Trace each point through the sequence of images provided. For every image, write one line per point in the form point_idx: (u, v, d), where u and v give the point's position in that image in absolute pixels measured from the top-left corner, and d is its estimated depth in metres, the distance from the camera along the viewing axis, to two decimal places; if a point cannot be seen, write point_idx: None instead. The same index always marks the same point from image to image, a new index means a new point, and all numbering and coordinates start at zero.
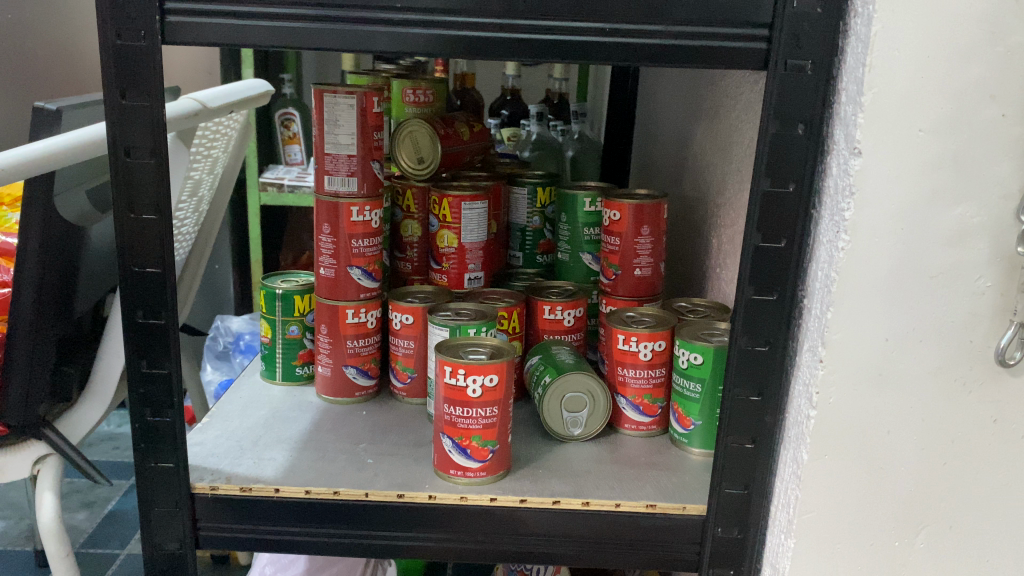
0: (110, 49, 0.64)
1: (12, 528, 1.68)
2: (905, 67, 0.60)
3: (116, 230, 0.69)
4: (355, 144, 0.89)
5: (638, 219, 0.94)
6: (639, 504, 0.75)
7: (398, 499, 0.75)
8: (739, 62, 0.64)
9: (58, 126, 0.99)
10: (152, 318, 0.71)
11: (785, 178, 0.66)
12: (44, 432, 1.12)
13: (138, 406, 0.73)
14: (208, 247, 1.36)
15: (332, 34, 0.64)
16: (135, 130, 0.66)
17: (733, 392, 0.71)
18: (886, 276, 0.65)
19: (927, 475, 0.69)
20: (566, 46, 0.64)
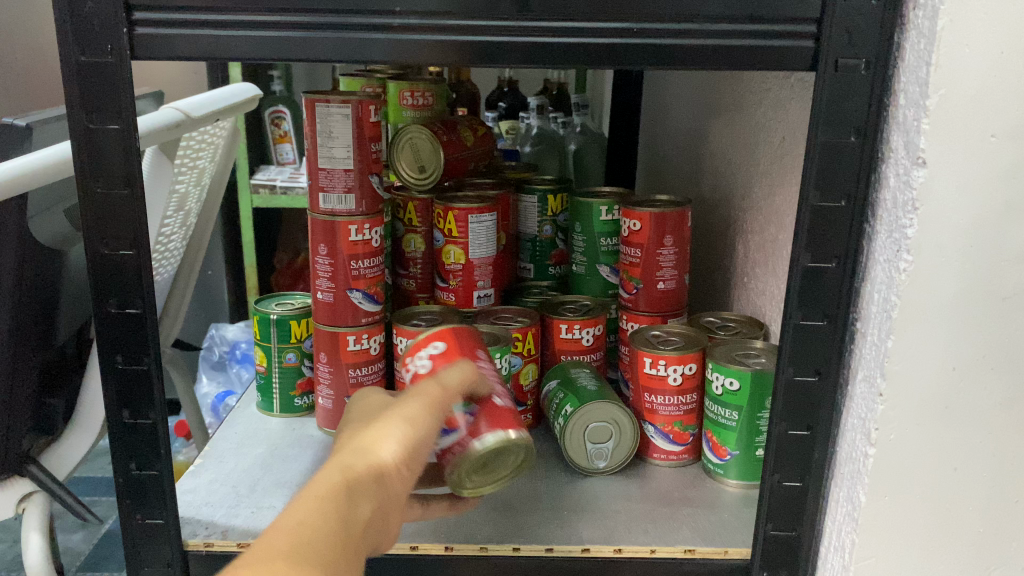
0: (73, 66, 0.56)
1: (5, 552, 1.60)
2: (976, 65, 0.53)
3: (88, 269, 0.61)
4: (352, 157, 0.82)
5: (661, 229, 0.87)
6: (677, 549, 0.70)
7: (411, 551, 0.70)
8: (784, 63, 0.57)
9: (29, 143, 0.92)
10: (133, 364, 0.64)
11: (836, 192, 0.59)
12: (26, 467, 1.05)
13: (122, 460, 0.66)
14: (197, 262, 1.29)
15: (326, 42, 0.56)
16: (104, 157, 0.59)
17: (779, 427, 0.64)
18: (953, 299, 0.58)
19: (999, 514, 0.62)
20: (589, 49, 0.57)
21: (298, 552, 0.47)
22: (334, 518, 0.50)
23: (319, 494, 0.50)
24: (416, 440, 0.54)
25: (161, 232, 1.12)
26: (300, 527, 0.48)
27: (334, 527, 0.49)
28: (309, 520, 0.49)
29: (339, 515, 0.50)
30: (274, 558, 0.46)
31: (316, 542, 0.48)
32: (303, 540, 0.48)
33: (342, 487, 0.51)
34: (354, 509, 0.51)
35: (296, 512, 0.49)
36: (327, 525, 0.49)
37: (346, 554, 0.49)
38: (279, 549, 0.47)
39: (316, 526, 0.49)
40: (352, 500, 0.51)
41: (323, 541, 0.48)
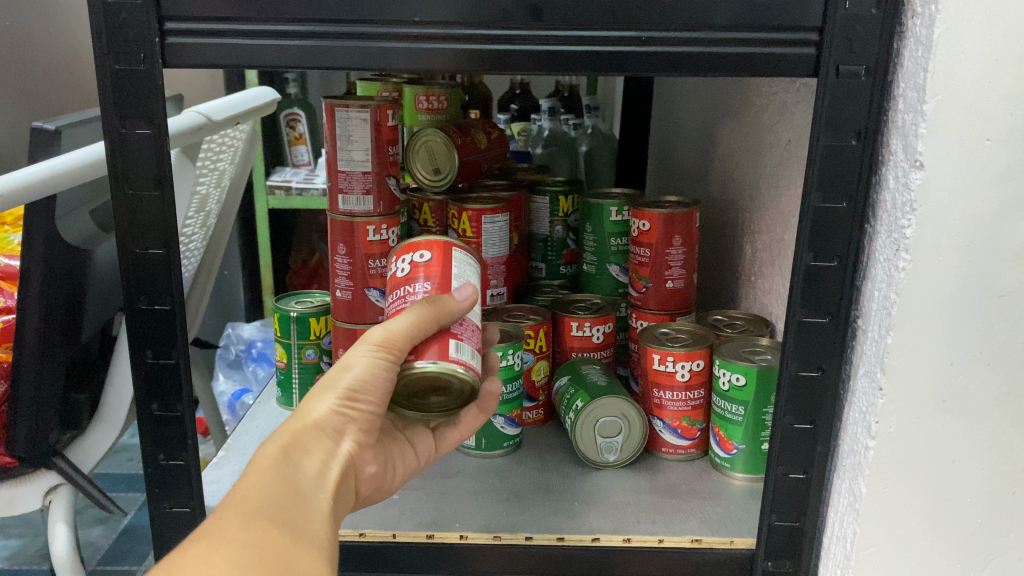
0: (108, 74, 0.59)
1: (27, 545, 1.63)
2: (971, 72, 0.55)
3: (121, 267, 0.64)
4: (370, 160, 0.85)
5: (669, 229, 0.89)
6: (684, 539, 0.72)
7: (428, 539, 0.73)
8: (787, 69, 0.59)
9: (57, 147, 0.95)
10: (161, 358, 0.66)
11: (838, 193, 0.61)
12: (53, 461, 1.08)
13: (151, 450, 0.69)
14: (216, 262, 1.32)
15: (348, 51, 0.59)
16: (136, 160, 0.62)
17: (783, 421, 0.66)
18: (951, 298, 0.60)
19: (995, 505, 0.64)
20: (599, 57, 0.59)
21: (249, 512, 0.52)
22: (280, 476, 0.56)
23: (262, 459, 0.56)
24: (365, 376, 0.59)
25: (182, 232, 1.15)
26: (247, 494, 0.53)
27: (283, 485, 0.55)
28: (260, 484, 0.54)
29: (286, 470, 0.56)
30: (225, 518, 0.51)
31: (267, 504, 0.53)
32: (256, 501, 0.53)
33: (282, 453, 0.57)
34: (297, 463, 0.58)
35: (245, 483, 0.54)
36: (275, 488, 0.55)
37: (302, 508, 0.55)
38: (233, 514, 0.51)
39: (263, 491, 0.54)
40: (292, 456, 0.58)
41: (272, 500, 0.54)
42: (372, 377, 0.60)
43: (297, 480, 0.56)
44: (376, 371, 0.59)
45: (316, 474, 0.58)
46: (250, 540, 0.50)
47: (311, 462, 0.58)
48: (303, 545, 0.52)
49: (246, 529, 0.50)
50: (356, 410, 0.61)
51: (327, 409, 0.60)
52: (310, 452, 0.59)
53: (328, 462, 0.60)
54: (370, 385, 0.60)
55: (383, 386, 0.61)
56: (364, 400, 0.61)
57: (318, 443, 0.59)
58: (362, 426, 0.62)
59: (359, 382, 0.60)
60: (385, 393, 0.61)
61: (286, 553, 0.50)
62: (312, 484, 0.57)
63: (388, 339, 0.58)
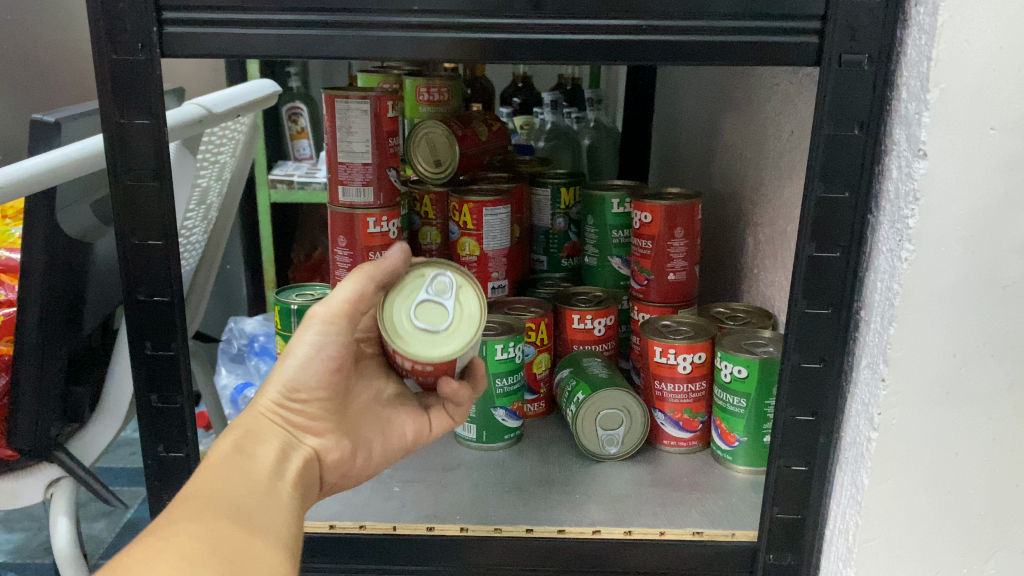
0: (105, 63, 0.59)
1: (31, 539, 1.63)
2: (975, 60, 0.55)
3: (119, 259, 0.64)
4: (371, 152, 0.84)
5: (671, 221, 0.89)
6: (686, 532, 0.72)
7: (428, 532, 0.73)
8: (789, 58, 0.59)
9: (57, 139, 0.95)
10: (160, 350, 0.66)
11: (841, 183, 0.61)
12: (56, 454, 1.07)
13: (150, 443, 0.68)
14: (218, 255, 1.32)
15: (347, 40, 0.59)
16: (135, 151, 0.61)
17: (785, 413, 0.66)
18: (954, 289, 0.59)
19: (998, 497, 0.64)
20: (600, 46, 0.58)
21: (203, 505, 0.52)
22: (233, 470, 0.57)
23: (215, 453, 0.59)
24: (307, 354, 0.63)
25: (184, 225, 1.15)
26: (202, 488, 0.53)
27: (235, 479, 0.56)
28: (214, 479, 0.55)
29: (239, 461, 0.58)
30: (177, 515, 0.50)
31: (222, 499, 0.53)
32: (210, 496, 0.53)
33: (234, 448, 0.60)
34: (251, 454, 0.60)
35: (201, 480, 0.55)
36: (231, 485, 0.55)
37: (257, 502, 0.55)
38: (186, 509, 0.51)
39: (216, 485, 0.54)
40: (246, 449, 0.60)
41: (224, 495, 0.54)
42: (310, 360, 0.63)
43: (251, 469, 0.58)
44: (317, 351, 0.63)
45: (271, 462, 0.60)
46: (201, 529, 0.49)
47: (267, 453, 0.61)
48: (257, 532, 0.52)
49: (199, 521, 0.50)
50: (303, 398, 0.64)
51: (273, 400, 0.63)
52: (263, 444, 0.61)
53: (284, 451, 0.62)
54: (309, 370, 0.63)
55: (324, 365, 0.63)
56: (305, 385, 0.63)
57: (271, 434, 0.62)
58: (312, 412, 0.64)
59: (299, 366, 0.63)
60: (326, 375, 0.64)
61: (240, 540, 0.50)
62: (265, 470, 0.59)
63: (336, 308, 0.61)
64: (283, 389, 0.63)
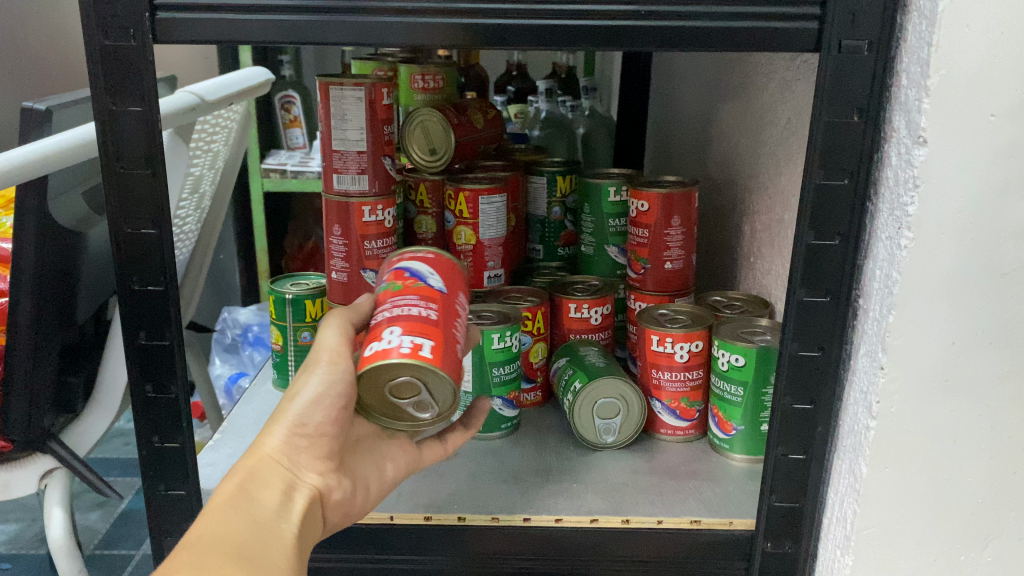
0: (96, 50, 0.58)
1: (25, 530, 1.62)
2: (974, 47, 0.54)
3: (113, 248, 0.63)
4: (366, 140, 0.84)
5: (668, 209, 0.89)
6: (683, 520, 0.72)
7: (425, 521, 0.72)
8: (787, 44, 0.58)
9: (49, 127, 0.94)
10: (155, 340, 0.65)
11: (840, 170, 0.60)
12: (49, 445, 1.07)
13: (145, 433, 0.68)
14: (211, 245, 1.31)
15: (342, 26, 0.58)
16: (127, 139, 0.60)
17: (783, 401, 0.66)
18: (953, 276, 0.59)
19: (995, 484, 0.64)
20: (598, 31, 0.58)
21: (204, 549, 0.53)
22: (236, 512, 0.57)
23: (219, 495, 0.58)
24: (314, 399, 0.60)
25: (177, 214, 1.14)
26: (204, 532, 0.55)
27: (238, 519, 0.57)
28: (217, 521, 0.56)
29: (243, 505, 0.58)
30: (181, 560, 0.52)
31: (224, 541, 0.55)
32: (213, 539, 0.54)
33: (238, 488, 0.59)
34: (255, 498, 0.59)
35: (204, 521, 0.56)
36: (234, 526, 0.56)
37: (259, 542, 0.56)
38: (189, 551, 0.53)
39: (220, 528, 0.55)
40: (250, 491, 0.59)
41: (227, 537, 0.55)
42: (320, 402, 0.60)
43: (254, 514, 0.58)
44: (323, 396, 0.60)
45: (274, 505, 0.59)
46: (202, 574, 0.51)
47: (271, 495, 0.60)
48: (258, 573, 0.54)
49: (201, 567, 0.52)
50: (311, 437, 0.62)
51: (280, 439, 0.61)
52: (266, 485, 0.60)
53: (289, 492, 0.61)
54: (318, 411, 0.60)
55: (331, 404, 0.60)
56: (312, 426, 0.61)
57: (276, 475, 0.61)
58: (317, 453, 0.62)
59: (306, 407, 0.60)
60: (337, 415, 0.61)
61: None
62: (269, 515, 0.59)
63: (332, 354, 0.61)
64: (293, 429, 0.61)
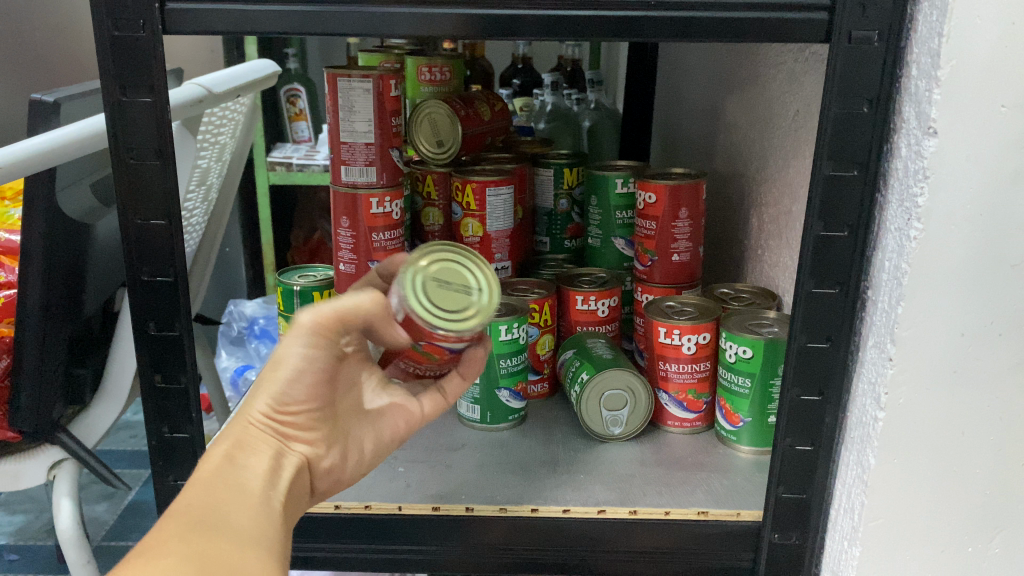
0: (107, 41, 0.58)
1: (33, 521, 1.63)
2: (985, 37, 0.54)
3: (122, 238, 0.63)
4: (373, 131, 0.84)
5: (676, 202, 0.89)
6: (691, 511, 0.72)
7: (433, 512, 0.73)
8: (798, 35, 0.58)
9: (57, 119, 0.94)
10: (165, 330, 0.66)
11: (849, 162, 0.60)
12: (58, 436, 1.08)
13: (155, 423, 0.68)
14: (218, 237, 1.31)
15: (351, 17, 0.58)
16: (137, 130, 0.61)
17: (791, 392, 0.66)
18: (963, 267, 0.59)
19: (1003, 475, 0.64)
20: (608, 22, 0.58)
21: (191, 522, 0.50)
22: (221, 482, 0.55)
23: (205, 466, 0.56)
24: (299, 365, 0.58)
25: (184, 206, 1.14)
26: (190, 502, 0.52)
27: (225, 491, 0.54)
28: (202, 492, 0.53)
29: (229, 475, 0.56)
30: (168, 531, 0.49)
31: (211, 513, 0.51)
32: (199, 512, 0.51)
33: (225, 459, 0.57)
34: (241, 467, 0.57)
35: (188, 494, 0.53)
36: (221, 500, 0.53)
37: (246, 513, 0.53)
38: (176, 523, 0.49)
39: (207, 499, 0.52)
40: (235, 460, 0.57)
41: (214, 508, 0.52)
42: (305, 370, 0.58)
43: (240, 483, 0.56)
44: (312, 361, 0.58)
45: (259, 477, 0.57)
46: (189, 548, 0.47)
47: (256, 463, 0.58)
48: (246, 545, 0.50)
49: (188, 540, 0.48)
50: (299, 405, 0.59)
51: (266, 407, 0.59)
52: (252, 454, 0.58)
53: (275, 462, 0.59)
54: (304, 375, 0.58)
55: (314, 376, 0.58)
56: (296, 395, 0.59)
57: (261, 442, 0.59)
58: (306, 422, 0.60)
59: (290, 377, 0.58)
60: (322, 380, 0.59)
61: (230, 554, 0.49)
62: (256, 485, 0.56)
63: (324, 320, 0.56)
64: (276, 398, 0.59)
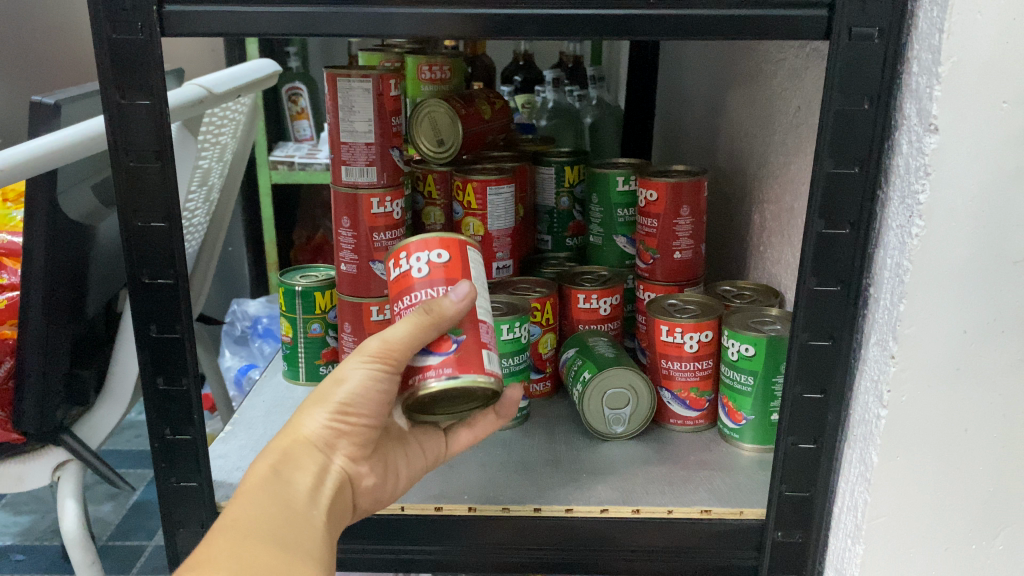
0: (104, 44, 0.58)
1: (39, 521, 1.64)
2: (984, 33, 0.54)
3: (123, 241, 0.63)
4: (373, 131, 0.84)
5: (677, 199, 0.88)
6: (694, 510, 0.72)
7: (436, 512, 0.73)
8: (797, 31, 0.58)
9: (57, 121, 0.94)
10: (166, 333, 0.66)
11: (851, 159, 0.60)
12: (62, 438, 1.08)
13: (157, 425, 0.68)
14: (220, 238, 1.31)
15: (349, 17, 0.58)
16: (137, 132, 0.61)
17: (793, 390, 0.66)
18: (964, 264, 0.59)
19: (1005, 471, 0.64)
20: (607, 20, 0.57)
21: (240, 536, 0.51)
22: (271, 492, 0.56)
23: (254, 476, 0.57)
24: (361, 385, 0.59)
25: (186, 207, 1.14)
26: (238, 515, 0.53)
27: (271, 500, 0.55)
28: (249, 505, 0.54)
29: (276, 488, 0.56)
30: (217, 548, 0.50)
31: (258, 526, 0.53)
32: (246, 525, 0.52)
33: (270, 470, 0.57)
34: (289, 480, 0.58)
35: (235, 507, 0.54)
36: (264, 509, 0.54)
37: (290, 522, 0.55)
38: (223, 539, 0.51)
39: (254, 512, 0.54)
40: (283, 472, 0.58)
41: (259, 521, 0.53)
42: (364, 390, 0.60)
43: (290, 496, 0.57)
44: (370, 385, 0.59)
45: (308, 489, 0.58)
46: (240, 564, 0.49)
47: (305, 477, 0.58)
48: (293, 558, 0.52)
49: (239, 555, 0.50)
50: (350, 423, 0.61)
51: (319, 422, 0.60)
52: (301, 466, 0.59)
53: (322, 476, 0.60)
54: (362, 397, 0.60)
55: (375, 396, 0.60)
56: (356, 412, 0.60)
57: (310, 457, 0.60)
58: (356, 440, 0.62)
59: (353, 396, 0.59)
60: (379, 404, 0.61)
61: (275, 566, 0.50)
62: (304, 499, 0.57)
63: (386, 347, 0.58)
64: (335, 413, 0.60)
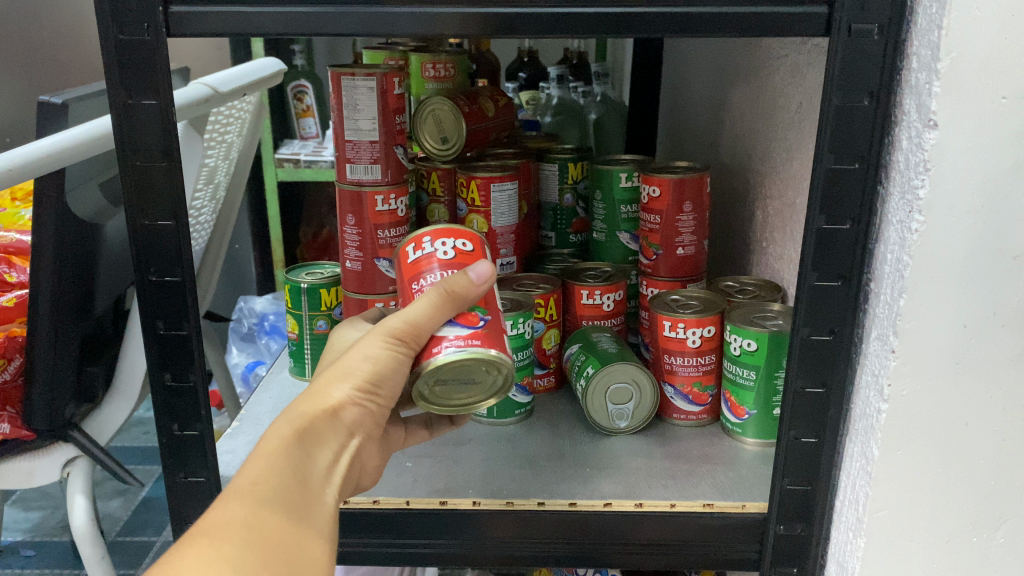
0: (112, 44, 0.59)
1: (48, 517, 1.65)
2: (983, 30, 0.54)
3: (130, 239, 0.64)
4: (378, 129, 0.85)
5: (681, 194, 0.89)
6: (696, 504, 0.73)
7: (440, 506, 0.73)
8: (798, 28, 0.58)
9: (65, 120, 0.95)
10: (173, 330, 0.67)
11: (851, 154, 0.60)
12: (70, 433, 1.09)
13: (165, 420, 0.69)
14: (226, 236, 1.32)
15: (353, 17, 0.58)
16: (144, 131, 0.61)
17: (795, 384, 0.66)
18: (964, 258, 0.59)
19: (1006, 464, 0.64)
20: (608, 19, 0.58)
21: (257, 506, 0.50)
22: (292, 462, 0.54)
23: (277, 440, 0.55)
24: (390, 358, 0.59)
25: (192, 206, 1.15)
26: (256, 482, 0.52)
27: (288, 470, 0.54)
28: (267, 473, 0.53)
29: (297, 459, 0.55)
30: (232, 520, 0.49)
31: (273, 494, 0.52)
32: (263, 492, 0.51)
33: (295, 436, 0.55)
34: (312, 453, 0.56)
35: (252, 470, 0.53)
36: (281, 477, 0.53)
37: (304, 491, 0.54)
38: (240, 509, 0.50)
39: (274, 480, 0.53)
40: (308, 444, 0.56)
41: (276, 489, 0.52)
42: (393, 368, 0.59)
43: (311, 470, 0.55)
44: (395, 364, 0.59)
45: (326, 465, 0.57)
46: (251, 539, 0.48)
47: (324, 453, 0.57)
48: (304, 529, 0.52)
49: (253, 527, 0.49)
50: (374, 400, 0.60)
51: (346, 393, 0.59)
52: (319, 440, 0.57)
53: (339, 453, 0.58)
54: (389, 376, 0.59)
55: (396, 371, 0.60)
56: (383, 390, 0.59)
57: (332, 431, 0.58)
58: (375, 418, 0.61)
59: (381, 373, 0.59)
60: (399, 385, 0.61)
61: (289, 541, 0.50)
62: (323, 477, 0.56)
63: (413, 328, 0.59)
64: (362, 388, 0.59)
